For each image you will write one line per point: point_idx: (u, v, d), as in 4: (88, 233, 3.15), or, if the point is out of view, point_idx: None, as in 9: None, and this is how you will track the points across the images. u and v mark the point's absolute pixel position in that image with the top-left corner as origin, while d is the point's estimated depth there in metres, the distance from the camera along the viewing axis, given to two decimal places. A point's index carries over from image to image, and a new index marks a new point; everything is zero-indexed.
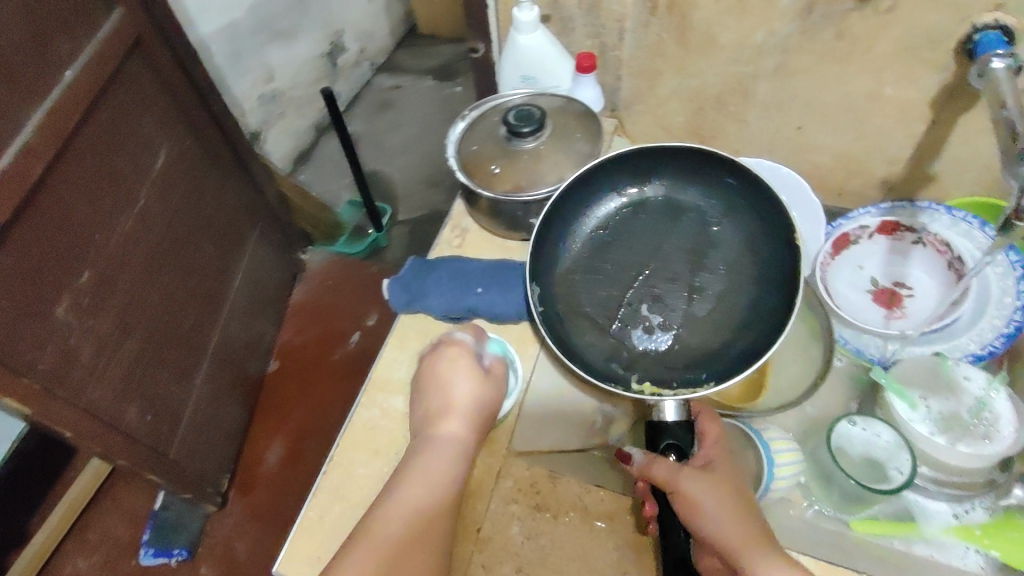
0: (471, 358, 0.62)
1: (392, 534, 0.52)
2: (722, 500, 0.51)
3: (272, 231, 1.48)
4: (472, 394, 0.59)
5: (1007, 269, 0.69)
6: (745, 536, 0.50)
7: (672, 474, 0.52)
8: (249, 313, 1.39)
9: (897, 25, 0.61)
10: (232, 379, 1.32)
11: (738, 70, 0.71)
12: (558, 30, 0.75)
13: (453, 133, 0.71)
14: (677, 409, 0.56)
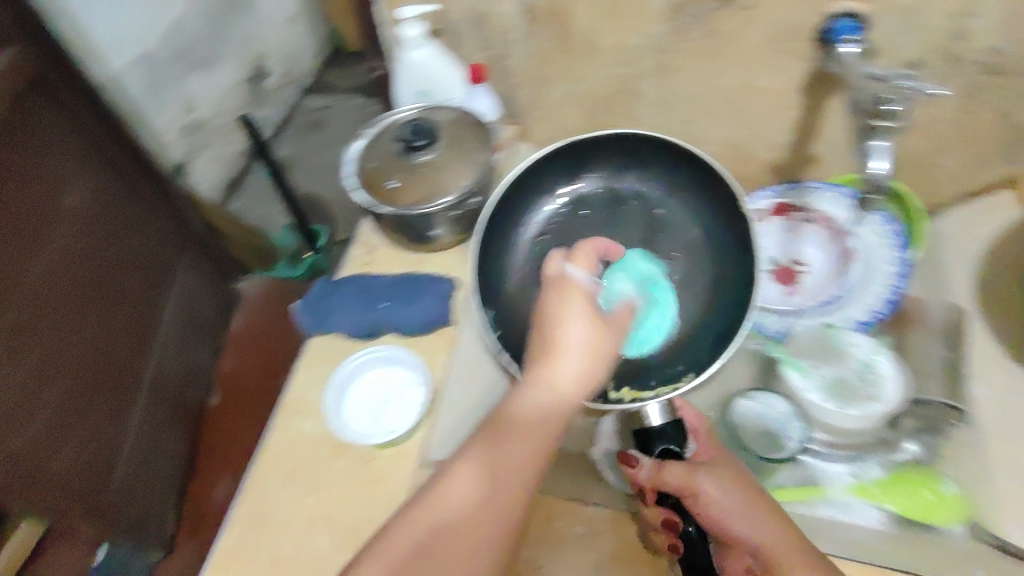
0: (591, 304, 0.54)
1: (439, 533, 0.49)
2: (740, 491, 0.55)
3: (201, 256, 1.42)
4: (581, 341, 0.53)
5: (886, 240, 0.73)
6: (782, 540, 0.52)
7: (688, 474, 0.55)
8: (184, 339, 1.34)
9: (759, 20, 0.64)
10: (172, 411, 1.29)
11: (621, 72, 0.74)
12: (449, 44, 0.76)
13: (352, 150, 0.71)
14: (665, 410, 0.60)
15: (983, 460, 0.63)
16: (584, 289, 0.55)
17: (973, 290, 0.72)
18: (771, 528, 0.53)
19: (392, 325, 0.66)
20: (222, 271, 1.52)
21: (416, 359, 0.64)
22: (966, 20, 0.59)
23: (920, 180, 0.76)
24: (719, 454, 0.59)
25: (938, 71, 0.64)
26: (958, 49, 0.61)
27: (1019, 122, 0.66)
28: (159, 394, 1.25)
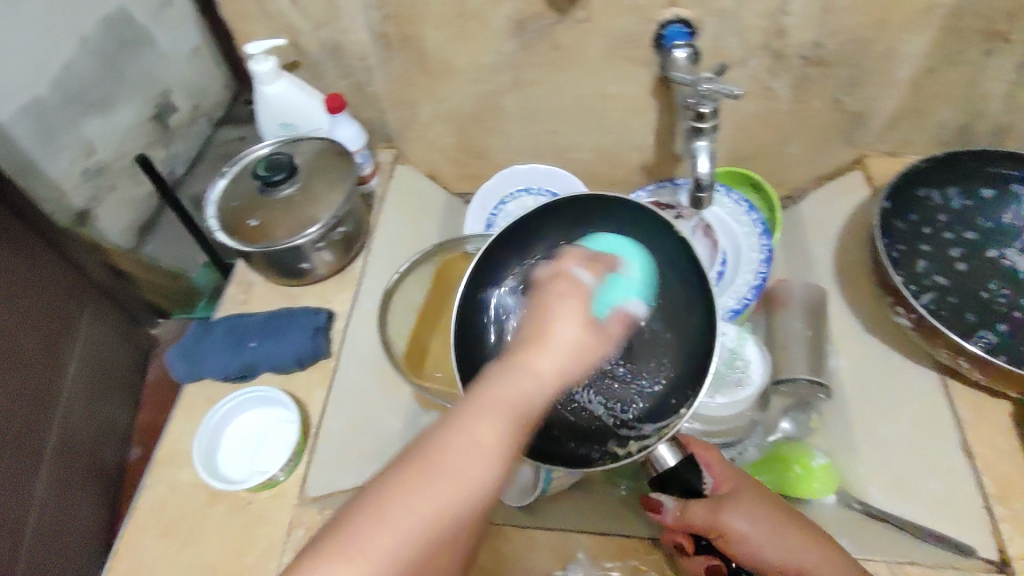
0: (588, 320, 0.42)
1: (497, 424, 0.37)
2: (776, 527, 0.51)
3: (107, 300, 1.04)
4: (578, 342, 0.41)
5: (751, 228, 0.75)
6: (822, 559, 0.49)
7: (712, 516, 0.51)
8: (90, 401, 1.00)
9: (597, 32, 0.67)
10: (82, 477, 0.96)
11: (482, 89, 0.75)
12: (309, 75, 0.75)
13: (214, 191, 0.70)
14: (672, 451, 0.53)
15: (846, 430, 0.65)
16: (582, 294, 0.43)
17: (834, 268, 0.75)
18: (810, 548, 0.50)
19: (264, 363, 0.65)
20: (134, 321, 1.12)
21: (283, 395, 0.63)
22: (782, 19, 0.63)
23: (776, 168, 0.81)
24: (738, 480, 0.54)
25: (767, 66, 0.68)
26: (780, 46, 0.65)
27: (848, 106, 0.71)
28: (70, 453, 0.93)
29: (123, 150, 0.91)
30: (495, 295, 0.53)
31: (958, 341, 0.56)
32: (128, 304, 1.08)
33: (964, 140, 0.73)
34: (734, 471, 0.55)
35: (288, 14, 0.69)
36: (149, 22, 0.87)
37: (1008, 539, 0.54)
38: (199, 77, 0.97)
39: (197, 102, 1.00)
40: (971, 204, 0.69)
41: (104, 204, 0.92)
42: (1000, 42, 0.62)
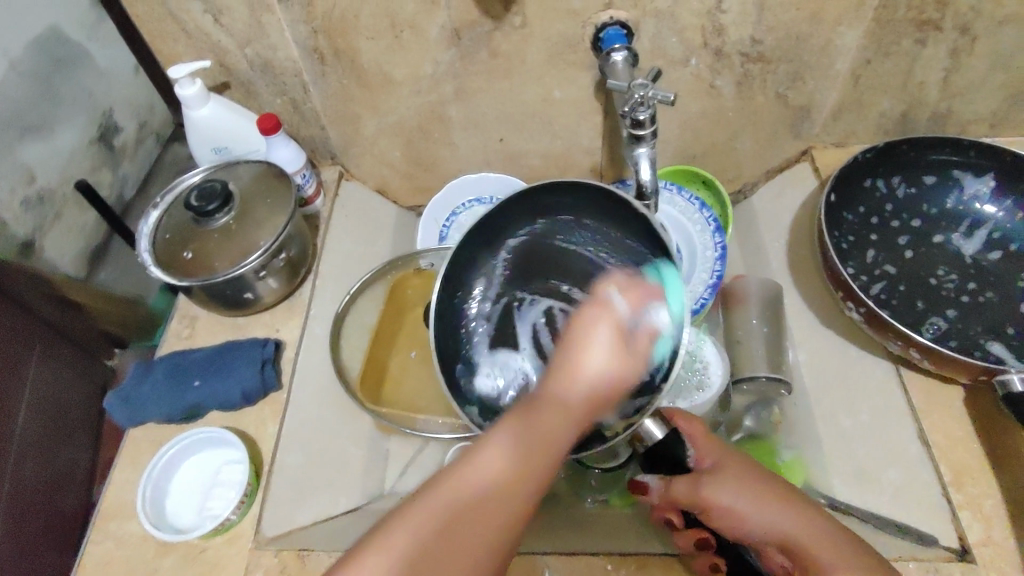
0: (621, 324, 0.42)
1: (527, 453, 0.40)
2: (759, 496, 0.48)
3: (54, 334, 0.87)
4: (611, 363, 0.41)
5: (704, 226, 0.74)
6: (812, 530, 0.46)
7: (694, 490, 0.50)
8: (48, 444, 0.86)
9: (535, 37, 0.65)
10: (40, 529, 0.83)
11: (425, 101, 0.72)
12: (242, 95, 0.72)
13: (145, 225, 0.67)
14: (658, 424, 0.54)
15: (812, 424, 0.65)
16: (620, 319, 0.42)
17: (788, 263, 0.75)
18: (800, 517, 0.47)
19: (211, 401, 0.63)
20: (87, 354, 0.93)
21: (230, 434, 0.61)
22: (718, 17, 0.62)
23: (727, 164, 0.80)
24: (724, 453, 0.52)
25: (708, 64, 0.67)
26: (720, 44, 0.65)
27: (792, 100, 0.72)
28: (24, 503, 0.81)
29: (68, 173, 0.85)
30: (478, 305, 0.54)
31: (906, 332, 0.57)
32: (76, 334, 0.90)
33: (905, 129, 0.75)
34: (723, 445, 0.52)
35: (212, 33, 0.66)
36: (84, 37, 0.83)
37: (967, 526, 0.55)
38: (143, 97, 0.95)
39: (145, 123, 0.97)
40: (915, 192, 0.71)
41: (50, 231, 0.84)
42: (932, 30, 0.64)
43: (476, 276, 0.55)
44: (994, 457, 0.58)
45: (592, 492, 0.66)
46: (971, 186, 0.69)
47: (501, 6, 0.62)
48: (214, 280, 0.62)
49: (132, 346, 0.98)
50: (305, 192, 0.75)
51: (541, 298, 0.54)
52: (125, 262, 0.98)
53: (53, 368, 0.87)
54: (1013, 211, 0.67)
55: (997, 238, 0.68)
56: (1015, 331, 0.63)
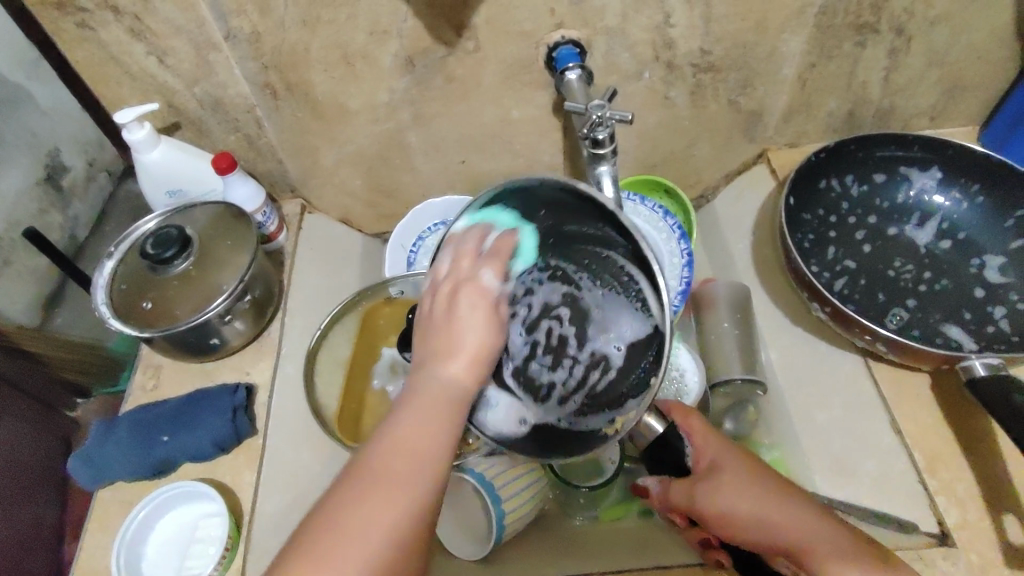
0: (496, 302, 0.44)
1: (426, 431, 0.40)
2: (760, 500, 0.48)
3: (12, 389, 0.81)
4: (486, 332, 0.43)
5: (669, 233, 0.75)
6: (813, 531, 0.46)
7: (690, 493, 0.51)
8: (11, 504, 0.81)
9: (489, 60, 0.65)
10: None
11: (383, 128, 0.71)
12: (192, 134, 0.70)
13: (100, 276, 0.65)
14: (659, 418, 0.54)
15: (788, 420, 0.66)
16: (491, 294, 0.44)
17: (753, 263, 0.76)
18: (798, 515, 0.47)
19: (181, 454, 0.61)
20: (46, 405, 0.87)
21: (205, 485, 0.60)
22: (667, 31, 0.64)
23: (688, 170, 0.82)
24: (722, 449, 0.52)
25: (661, 77, 0.68)
26: (670, 57, 0.66)
27: (744, 106, 0.73)
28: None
29: (15, 218, 0.75)
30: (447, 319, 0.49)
31: (870, 325, 0.59)
32: (31, 386, 0.84)
33: (853, 127, 0.77)
34: (721, 441, 0.52)
35: (158, 74, 0.64)
36: (21, 75, 0.70)
37: (943, 511, 0.57)
38: (92, 131, 0.80)
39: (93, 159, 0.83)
40: (868, 189, 0.73)
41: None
42: (870, 32, 0.66)
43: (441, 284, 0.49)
44: (961, 440, 0.61)
45: (581, 511, 0.67)
46: (918, 180, 0.72)
47: (452, 31, 0.62)
48: (177, 329, 0.61)
49: (96, 392, 0.92)
50: (267, 229, 0.73)
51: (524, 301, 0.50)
52: (83, 304, 0.86)
53: (12, 424, 0.81)
54: (959, 201, 0.70)
55: (947, 228, 0.70)
56: (971, 315, 0.65)
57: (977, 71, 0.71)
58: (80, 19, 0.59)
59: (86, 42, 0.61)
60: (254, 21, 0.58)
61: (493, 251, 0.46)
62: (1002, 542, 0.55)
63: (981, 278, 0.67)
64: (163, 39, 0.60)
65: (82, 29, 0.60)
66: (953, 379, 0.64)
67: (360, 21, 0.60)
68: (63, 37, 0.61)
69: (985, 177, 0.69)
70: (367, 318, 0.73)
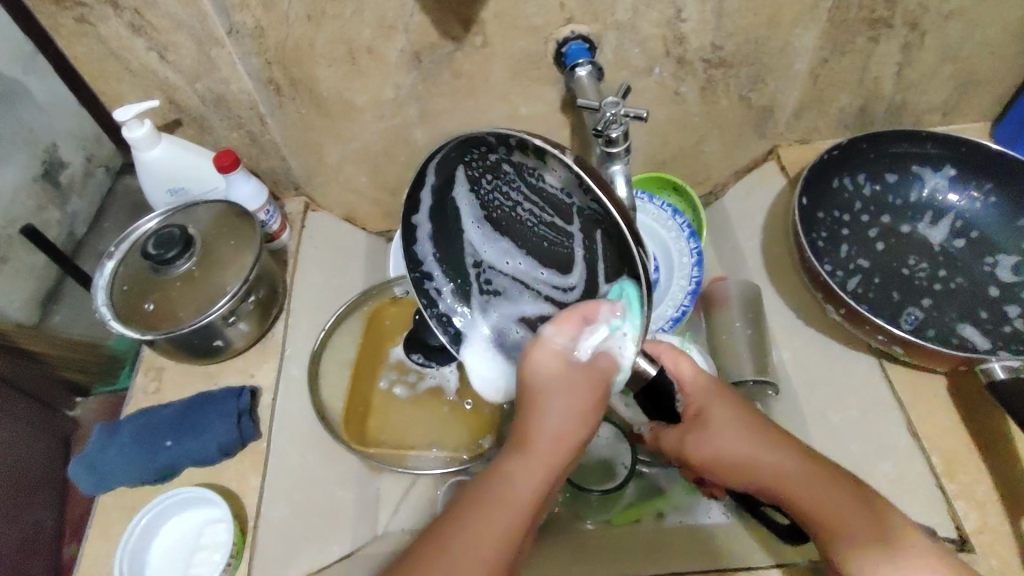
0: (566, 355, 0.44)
1: (501, 511, 0.40)
2: (756, 447, 0.48)
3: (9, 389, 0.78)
4: (564, 374, 0.44)
5: (679, 232, 0.73)
6: (814, 478, 0.47)
7: (683, 444, 0.50)
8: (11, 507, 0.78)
9: (497, 56, 0.64)
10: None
11: (388, 126, 0.69)
12: (194, 131, 0.69)
13: (100, 277, 0.64)
14: (650, 361, 0.49)
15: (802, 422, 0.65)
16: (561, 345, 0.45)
17: (763, 262, 0.75)
18: (786, 462, 0.47)
19: (185, 459, 0.60)
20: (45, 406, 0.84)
21: (210, 492, 0.59)
22: (679, 25, 0.62)
23: (696, 167, 0.80)
24: (710, 396, 0.50)
25: (671, 73, 0.67)
26: (681, 52, 0.65)
27: (755, 102, 0.72)
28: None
29: (13, 215, 0.74)
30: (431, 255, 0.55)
31: (885, 325, 0.58)
32: (28, 383, 0.80)
33: (864, 123, 0.76)
34: (712, 386, 0.51)
35: (158, 69, 0.62)
36: (18, 70, 0.68)
37: (963, 515, 0.56)
38: (91, 127, 0.77)
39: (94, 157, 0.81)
40: (880, 188, 0.72)
41: None
42: (884, 27, 0.65)
43: (422, 229, 0.54)
44: (980, 443, 0.60)
45: (594, 514, 0.65)
46: (930, 179, 0.71)
47: (460, 26, 0.60)
48: (179, 331, 0.59)
49: (96, 391, 0.89)
50: (270, 228, 0.72)
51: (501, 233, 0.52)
52: (82, 303, 0.84)
53: (9, 424, 0.78)
54: (973, 200, 0.69)
55: (960, 226, 0.69)
56: (987, 314, 0.64)
57: (991, 67, 0.70)
58: (78, 13, 0.58)
59: (85, 37, 0.60)
60: (258, 15, 0.57)
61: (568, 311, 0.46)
62: (1022, 547, 0.54)
63: (994, 278, 0.66)
64: (164, 35, 0.59)
65: (82, 24, 0.59)
66: (971, 380, 0.63)
67: (366, 16, 0.58)
68: (62, 32, 0.60)
69: (999, 176, 0.68)
70: (373, 319, 0.73)
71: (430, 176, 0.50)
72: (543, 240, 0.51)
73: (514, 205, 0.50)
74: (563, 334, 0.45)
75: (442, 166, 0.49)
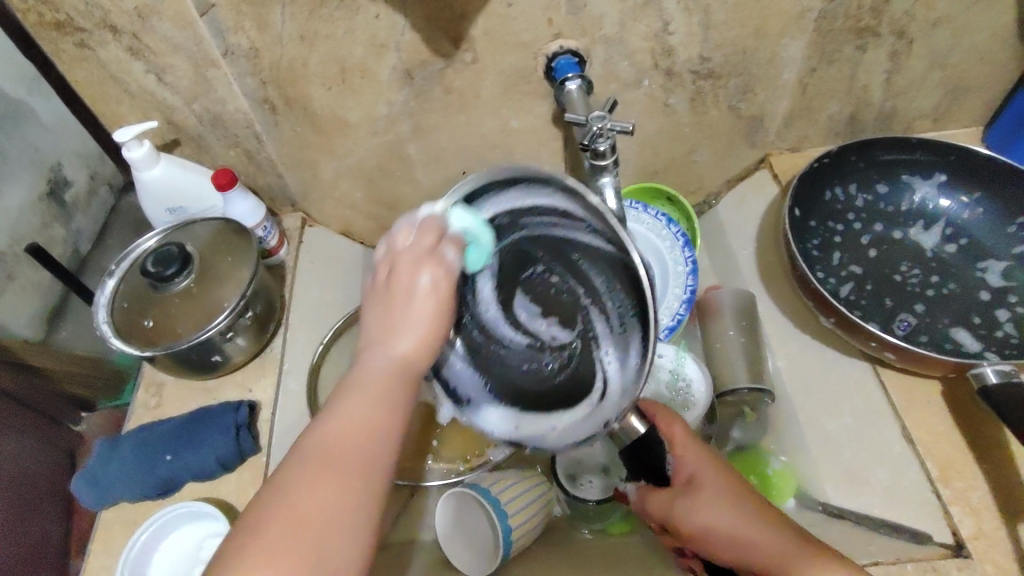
0: (447, 274, 0.44)
1: (344, 435, 0.40)
2: (745, 522, 0.48)
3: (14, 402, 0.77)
4: (418, 347, 0.44)
5: (673, 241, 0.73)
6: (791, 553, 0.47)
7: (670, 508, 0.50)
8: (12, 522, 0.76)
9: (488, 71, 0.64)
10: None
11: (382, 141, 0.70)
12: (192, 150, 0.70)
13: (101, 293, 0.65)
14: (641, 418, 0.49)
15: (794, 428, 0.65)
16: (445, 271, 0.44)
17: (757, 270, 0.76)
18: (772, 542, 0.47)
19: (185, 473, 0.61)
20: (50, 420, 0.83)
21: (209, 505, 0.59)
22: (666, 38, 0.63)
23: (689, 177, 0.81)
24: (702, 463, 0.50)
25: (661, 84, 0.68)
26: (669, 64, 0.66)
27: (745, 112, 0.73)
28: None
29: (17, 235, 0.75)
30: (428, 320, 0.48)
31: (877, 332, 0.58)
32: (27, 396, 0.79)
33: (855, 131, 0.77)
34: (702, 453, 0.51)
35: (156, 91, 0.64)
36: (22, 90, 0.70)
37: (958, 521, 0.56)
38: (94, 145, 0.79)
39: (97, 173, 0.83)
40: (870, 197, 0.72)
41: None
42: (870, 36, 0.66)
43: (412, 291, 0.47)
44: (974, 447, 0.60)
45: (588, 524, 0.66)
46: (921, 187, 0.71)
47: (450, 43, 0.61)
48: (177, 348, 0.60)
49: (101, 406, 0.88)
50: (269, 243, 0.73)
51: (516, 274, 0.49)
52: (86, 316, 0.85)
53: (8, 439, 0.77)
54: (964, 205, 0.70)
55: (952, 232, 0.69)
56: (979, 319, 0.64)
57: (979, 72, 0.71)
58: (78, 39, 0.59)
59: (85, 61, 0.62)
60: (252, 37, 0.58)
61: (422, 233, 0.45)
62: (1019, 552, 0.54)
63: (986, 283, 0.66)
64: (161, 57, 0.60)
65: (82, 49, 0.60)
66: (965, 385, 0.63)
67: (357, 35, 0.59)
68: (63, 57, 0.61)
69: (990, 183, 0.68)
70: None
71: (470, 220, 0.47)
72: (548, 290, 0.51)
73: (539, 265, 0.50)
74: (433, 275, 0.44)
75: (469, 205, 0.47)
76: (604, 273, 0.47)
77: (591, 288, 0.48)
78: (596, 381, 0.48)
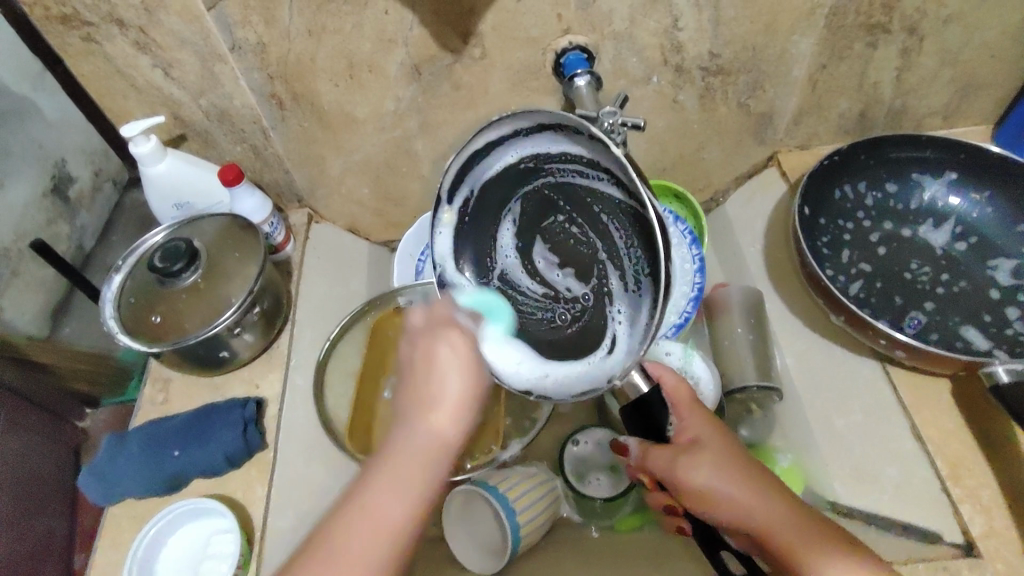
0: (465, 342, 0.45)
1: (389, 498, 0.42)
2: (742, 481, 0.49)
3: (17, 399, 0.77)
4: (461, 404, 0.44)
5: (681, 238, 0.72)
6: (789, 515, 0.47)
7: (671, 464, 0.50)
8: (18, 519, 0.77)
9: (497, 67, 0.64)
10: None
11: (390, 137, 0.70)
12: (199, 145, 0.70)
13: (108, 289, 0.65)
14: (645, 378, 0.51)
15: (804, 426, 0.65)
16: (462, 337, 0.45)
17: (766, 268, 0.75)
18: (766, 503, 0.48)
19: (193, 469, 0.61)
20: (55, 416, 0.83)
21: (216, 501, 0.59)
22: (675, 34, 0.63)
23: (697, 175, 0.81)
24: (704, 426, 0.51)
25: (670, 81, 0.68)
26: (679, 60, 0.66)
27: (754, 108, 0.72)
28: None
29: (22, 231, 0.75)
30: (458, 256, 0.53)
31: (887, 330, 0.58)
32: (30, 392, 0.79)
33: (864, 128, 0.76)
34: (705, 417, 0.52)
35: (164, 86, 0.64)
36: (28, 86, 0.69)
37: (968, 520, 0.56)
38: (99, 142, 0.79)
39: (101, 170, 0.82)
40: (878, 194, 0.72)
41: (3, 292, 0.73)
42: (881, 32, 0.65)
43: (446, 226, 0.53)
44: (985, 446, 0.59)
45: (597, 521, 0.66)
46: (930, 185, 0.71)
47: (459, 39, 0.61)
48: (185, 343, 0.60)
49: (105, 403, 0.88)
50: (275, 239, 0.73)
51: (543, 219, 0.53)
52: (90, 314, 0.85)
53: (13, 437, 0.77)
54: (974, 203, 0.69)
55: (961, 230, 0.69)
56: (989, 317, 0.64)
57: (990, 69, 0.70)
58: (86, 32, 0.59)
59: (91, 55, 0.61)
60: (260, 31, 0.58)
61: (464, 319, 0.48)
62: None
63: (996, 281, 0.66)
64: (169, 52, 0.60)
65: (89, 43, 0.60)
66: (976, 383, 0.62)
67: (365, 30, 0.59)
68: (69, 51, 0.61)
69: (1000, 180, 0.68)
70: (376, 329, 0.73)
71: (499, 166, 0.50)
72: (567, 240, 0.53)
73: (563, 217, 0.52)
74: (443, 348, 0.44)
75: (506, 151, 0.49)
76: (619, 228, 0.48)
77: (608, 242, 0.49)
78: (605, 338, 0.49)
